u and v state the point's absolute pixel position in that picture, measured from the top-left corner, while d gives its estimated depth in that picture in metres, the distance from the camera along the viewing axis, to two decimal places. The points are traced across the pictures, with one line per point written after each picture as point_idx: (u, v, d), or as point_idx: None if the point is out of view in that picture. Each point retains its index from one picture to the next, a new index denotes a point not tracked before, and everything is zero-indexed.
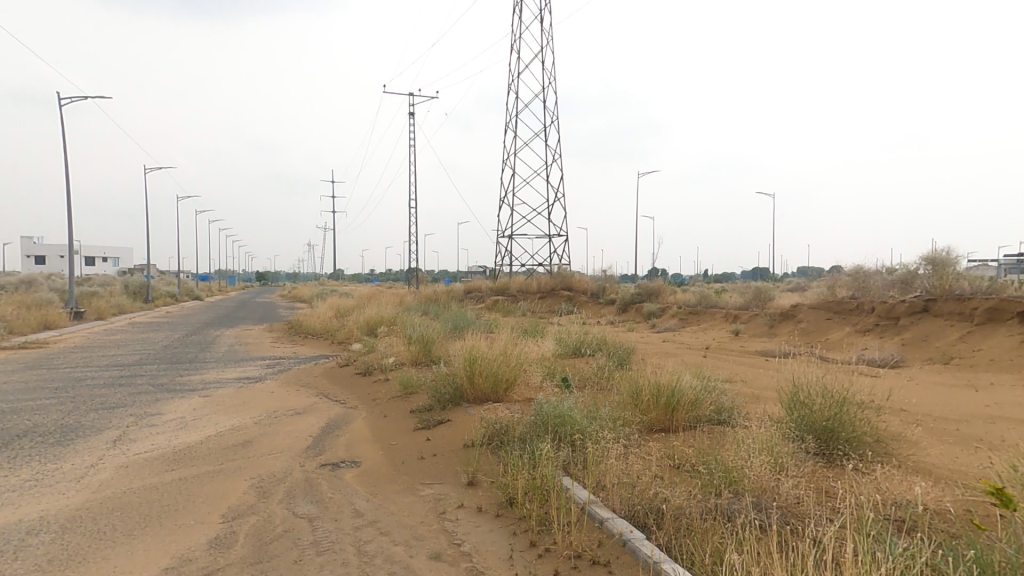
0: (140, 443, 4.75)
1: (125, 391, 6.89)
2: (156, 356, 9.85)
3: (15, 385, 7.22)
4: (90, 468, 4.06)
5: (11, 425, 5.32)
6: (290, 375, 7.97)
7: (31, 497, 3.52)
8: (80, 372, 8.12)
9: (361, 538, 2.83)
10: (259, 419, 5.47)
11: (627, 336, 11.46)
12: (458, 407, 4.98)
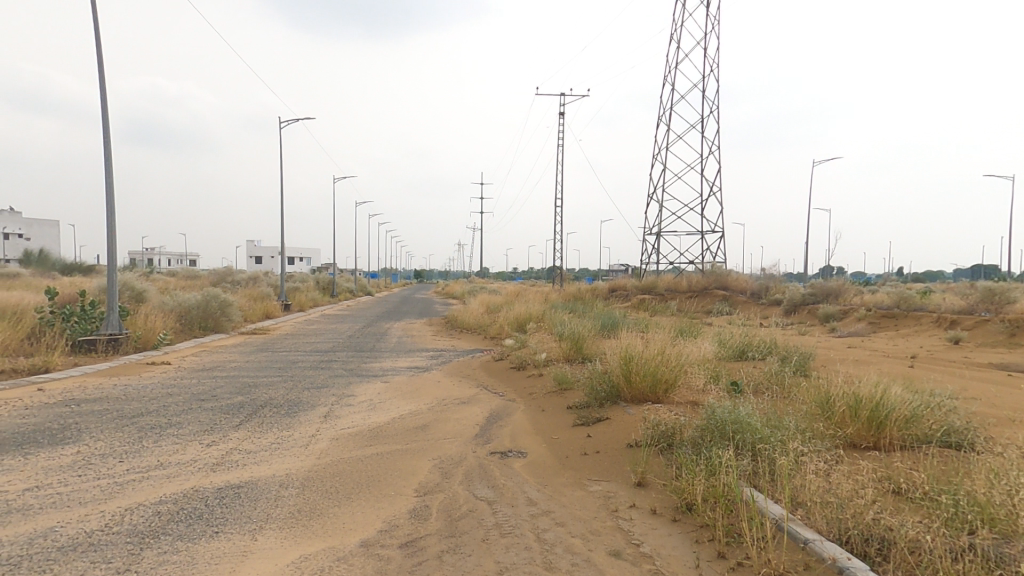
0: (343, 419, 5.55)
1: (326, 372, 8.08)
2: (345, 344, 11.37)
3: (250, 363, 8.92)
4: (311, 438, 4.89)
5: (253, 396, 6.63)
6: (452, 366, 8.65)
7: (276, 458, 4.44)
8: (291, 355, 9.70)
9: (539, 526, 2.98)
10: (432, 405, 6.04)
11: (802, 340, 10.46)
12: (614, 405, 4.98)
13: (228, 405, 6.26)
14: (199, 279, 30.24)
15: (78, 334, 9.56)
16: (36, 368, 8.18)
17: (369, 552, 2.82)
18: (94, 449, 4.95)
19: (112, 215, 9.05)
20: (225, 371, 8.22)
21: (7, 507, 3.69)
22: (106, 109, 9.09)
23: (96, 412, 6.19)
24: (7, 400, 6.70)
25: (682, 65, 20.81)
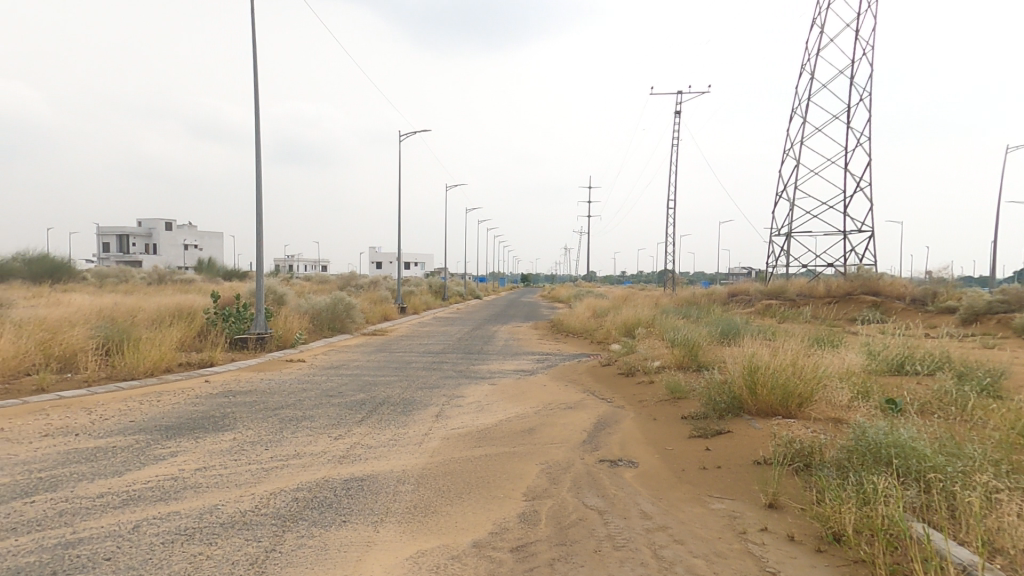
0: (453, 419, 5.77)
1: (437, 373, 8.47)
2: (456, 346, 11.85)
3: (372, 362, 9.63)
4: (424, 437, 5.14)
5: (374, 393, 7.14)
6: (558, 370, 8.65)
7: (394, 454, 4.72)
8: (407, 356, 10.31)
9: (655, 541, 2.87)
10: (538, 409, 6.08)
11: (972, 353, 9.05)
12: (736, 418, 4.67)
13: (352, 401, 6.79)
14: (329, 283, 33.34)
15: (234, 333, 10.96)
16: (204, 362, 9.59)
17: (480, 553, 2.89)
18: (247, 436, 5.64)
19: (261, 228, 10.26)
20: (351, 369, 8.95)
21: (183, 483, 4.35)
22: (259, 134, 10.35)
23: (247, 403, 7.07)
24: (182, 389, 7.88)
25: (832, 53, 19.82)
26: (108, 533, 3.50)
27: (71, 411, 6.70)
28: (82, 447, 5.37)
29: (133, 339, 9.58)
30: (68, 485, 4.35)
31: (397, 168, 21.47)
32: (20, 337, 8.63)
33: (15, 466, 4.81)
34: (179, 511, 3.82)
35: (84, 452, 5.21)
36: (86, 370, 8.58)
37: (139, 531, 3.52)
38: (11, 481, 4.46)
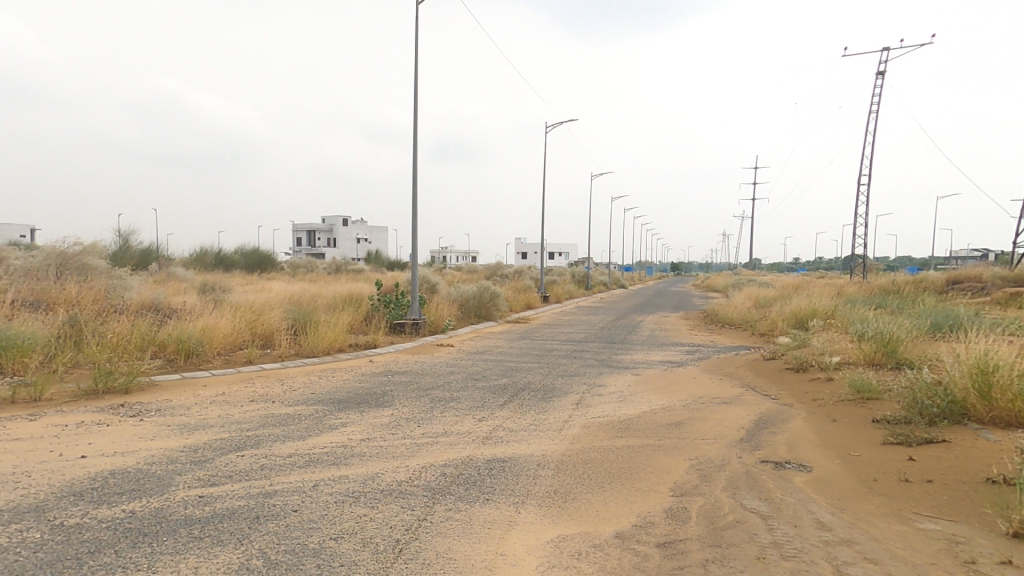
0: (594, 408, 5.72)
1: (578, 362, 8.48)
2: (598, 335, 11.75)
3: (515, 349, 9.97)
4: (564, 424, 5.18)
5: (517, 379, 7.37)
6: (710, 363, 8.12)
7: (535, 439, 4.82)
8: (549, 343, 10.48)
9: (837, 556, 2.54)
10: (687, 402, 5.77)
11: None
12: (957, 426, 4.02)
13: (495, 385, 7.10)
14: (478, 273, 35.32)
15: (393, 318, 12.11)
16: (369, 344, 10.77)
17: (623, 544, 2.82)
18: (403, 413, 6.20)
19: (417, 223, 11.15)
20: (495, 355, 9.37)
21: (351, 451, 4.93)
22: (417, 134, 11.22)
23: (404, 382, 7.79)
24: (352, 367, 8.95)
25: None
26: (295, 488, 4.11)
27: (270, 381, 7.99)
28: (277, 412, 6.37)
29: (314, 322, 11.11)
30: (266, 444, 5.19)
31: (543, 158, 23.21)
32: (234, 318, 10.50)
33: (230, 424, 5.87)
34: (349, 475, 4.33)
35: (277, 417, 6.17)
36: (280, 347, 10.15)
37: (318, 489, 4.07)
38: (227, 437, 5.44)
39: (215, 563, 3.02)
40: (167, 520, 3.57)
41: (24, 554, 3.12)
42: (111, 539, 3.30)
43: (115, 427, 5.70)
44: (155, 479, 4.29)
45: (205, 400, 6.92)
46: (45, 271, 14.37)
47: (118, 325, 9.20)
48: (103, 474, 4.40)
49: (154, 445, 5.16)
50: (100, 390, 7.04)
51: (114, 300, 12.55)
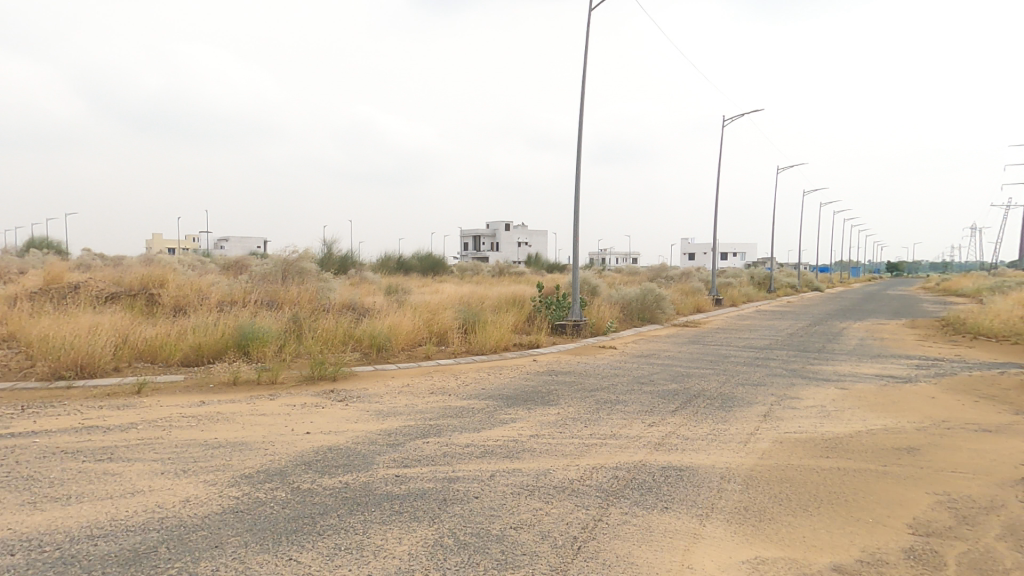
0: (787, 422, 5.26)
1: (764, 370, 7.85)
2: (781, 343, 10.68)
3: (682, 353, 9.55)
4: (751, 436, 4.85)
5: (687, 385, 7.07)
6: (949, 382, 6.88)
7: (716, 449, 4.59)
8: (727, 349, 9.84)
9: None
10: (922, 426, 5.00)
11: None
12: None
13: (666, 390, 6.92)
14: (644, 274, 34.58)
15: (555, 319, 12.43)
16: (532, 343, 11.21)
17: None
18: (569, 412, 6.36)
19: (577, 224, 11.33)
20: (662, 358, 9.10)
21: (523, 446, 5.21)
22: (581, 135, 11.43)
23: (568, 382, 7.97)
24: (518, 366, 9.42)
25: None
26: (474, 476, 4.48)
27: (446, 376, 8.78)
28: (453, 405, 6.98)
29: (482, 321, 11.91)
30: (447, 433, 5.72)
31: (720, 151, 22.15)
32: (414, 317, 11.74)
33: (415, 413, 6.59)
34: (523, 469, 4.59)
35: (455, 409, 6.76)
36: (452, 345, 11.07)
37: (495, 479, 4.38)
38: (414, 424, 6.12)
39: (415, 537, 3.44)
40: (373, 493, 4.16)
41: (275, 508, 3.89)
42: (334, 505, 3.95)
43: (329, 410, 6.77)
44: (361, 457, 5.01)
45: (394, 390, 7.86)
46: (274, 274, 17.57)
47: (327, 323, 10.90)
48: (323, 449, 5.27)
49: (359, 427, 6.02)
50: (316, 377, 8.41)
51: (323, 300, 14.88)
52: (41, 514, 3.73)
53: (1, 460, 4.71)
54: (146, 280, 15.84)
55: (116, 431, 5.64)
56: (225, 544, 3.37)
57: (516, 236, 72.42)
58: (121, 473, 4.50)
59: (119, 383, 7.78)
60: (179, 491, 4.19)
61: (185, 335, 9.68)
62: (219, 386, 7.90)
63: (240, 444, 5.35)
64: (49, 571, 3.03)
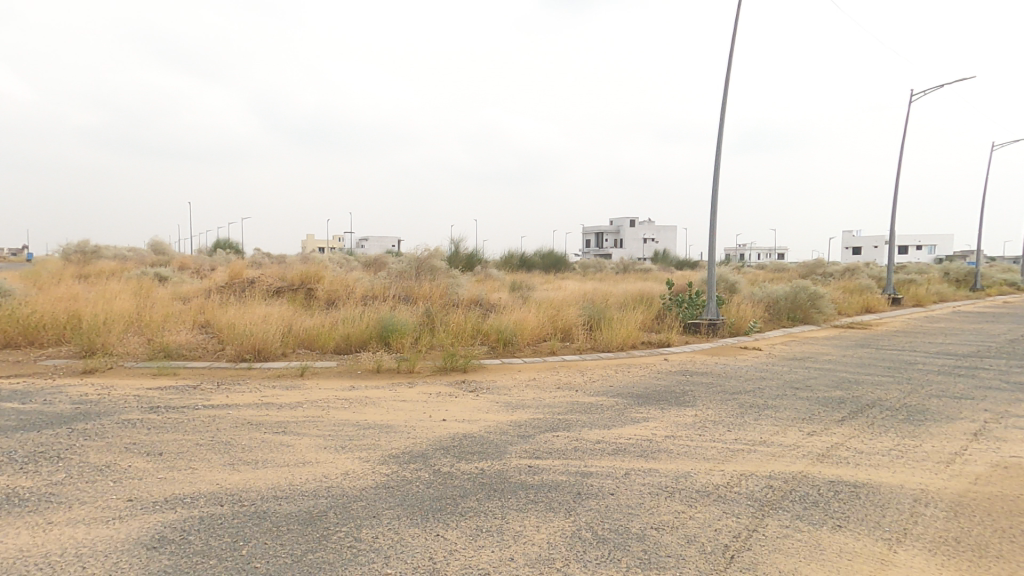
0: (1009, 444, 4.49)
1: (967, 382, 6.75)
2: (992, 351, 9.06)
3: (845, 358, 8.52)
4: (957, 457, 4.22)
5: (854, 394, 6.30)
6: None
7: (904, 468, 4.04)
8: (911, 355, 8.62)
9: None
10: None
11: None
12: None
13: (830, 396, 6.27)
14: (796, 271, 31.53)
15: (687, 317, 11.85)
16: (663, 342, 10.76)
17: None
18: (707, 415, 5.98)
19: (714, 219, 10.79)
20: (820, 363, 8.23)
21: (657, 446, 4.99)
22: (723, 122, 10.85)
23: (705, 384, 7.52)
24: (647, 364, 9.09)
25: None
26: (607, 472, 4.37)
27: (572, 371, 8.75)
28: (581, 401, 6.91)
29: (608, 319, 11.71)
30: (577, 428, 5.68)
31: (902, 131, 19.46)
32: (539, 313, 11.87)
33: (544, 407, 6.63)
34: (658, 470, 4.39)
35: (583, 405, 6.68)
36: (578, 341, 10.99)
37: (629, 477, 4.25)
38: (543, 417, 6.16)
39: (553, 526, 3.45)
40: (508, 481, 4.25)
41: (420, 487, 4.14)
42: (472, 489, 4.09)
43: (462, 399, 7.08)
44: (494, 446, 5.15)
45: (522, 383, 8.00)
46: (410, 271, 18.84)
47: (457, 317, 11.43)
48: (459, 436, 5.49)
49: (490, 417, 6.19)
50: (449, 368, 8.84)
51: (453, 296, 15.66)
52: (237, 474, 4.33)
53: (206, 426, 5.58)
54: (304, 277, 17.90)
55: (286, 408, 6.40)
56: (381, 515, 3.64)
57: (638, 232, 70.36)
58: (293, 445, 5.09)
59: (287, 367, 8.86)
60: (340, 465, 4.62)
61: (336, 325, 10.73)
62: (365, 372, 8.64)
63: (386, 427, 5.78)
64: (249, 523, 3.50)
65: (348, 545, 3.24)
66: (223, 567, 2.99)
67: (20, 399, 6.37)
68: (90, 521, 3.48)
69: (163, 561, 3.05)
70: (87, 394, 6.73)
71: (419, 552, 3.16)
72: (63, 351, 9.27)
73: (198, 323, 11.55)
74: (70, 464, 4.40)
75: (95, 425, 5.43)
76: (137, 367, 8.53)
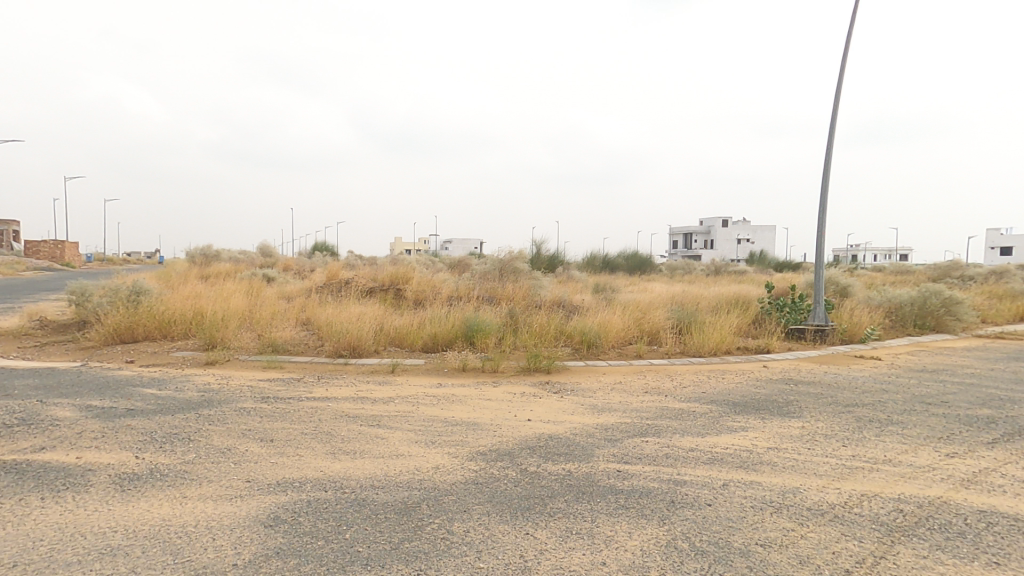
0: None
1: None
2: None
3: (992, 372, 7.66)
4: None
5: (1007, 413, 5.68)
6: None
7: None
8: None
9: None
10: None
11: None
12: None
13: (973, 415, 5.68)
14: (920, 274, 28.57)
15: (790, 323, 11.16)
16: (761, 349, 10.14)
17: None
18: (817, 428, 5.50)
19: (824, 222, 10.14)
20: (955, 377, 7.41)
21: (760, 458, 4.62)
22: (836, 114, 10.16)
23: (812, 394, 6.93)
24: (744, 371, 8.54)
25: None
26: (704, 482, 4.06)
27: (661, 376, 8.36)
28: (673, 406, 6.48)
29: (698, 322, 11.21)
30: (668, 434, 5.30)
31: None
32: (625, 316, 11.59)
33: (632, 411, 6.28)
34: (762, 483, 4.05)
35: (674, 411, 6.27)
36: (666, 344, 10.60)
37: (730, 489, 3.93)
38: (631, 421, 5.80)
39: (646, 534, 3.25)
40: (598, 484, 4.02)
41: (507, 484, 4.01)
42: (561, 490, 3.91)
43: (547, 400, 6.93)
44: (581, 448, 4.90)
45: (608, 386, 7.71)
46: (494, 273, 19.15)
47: (540, 318, 11.44)
48: (544, 436, 5.29)
49: (576, 419, 5.94)
50: (532, 368, 8.82)
51: (535, 297, 15.71)
52: (339, 463, 4.48)
53: (310, 417, 5.94)
54: (394, 278, 18.76)
55: (379, 402, 6.65)
56: (472, 510, 3.56)
57: (728, 233, 66.94)
58: (387, 438, 5.17)
59: (380, 364, 9.28)
60: (430, 459, 4.60)
61: (424, 325, 11.11)
62: (452, 371, 8.84)
63: (472, 424, 5.72)
64: (349, 509, 3.57)
65: (441, 537, 3.20)
66: (328, 549, 3.04)
67: (157, 386, 7.20)
68: (216, 497, 3.75)
69: (278, 538, 3.16)
70: (210, 383, 7.48)
71: (510, 550, 3.06)
72: (189, 344, 10.33)
73: (300, 321, 12.44)
74: (197, 445, 4.84)
75: (217, 412, 6.01)
76: (249, 360, 9.32)
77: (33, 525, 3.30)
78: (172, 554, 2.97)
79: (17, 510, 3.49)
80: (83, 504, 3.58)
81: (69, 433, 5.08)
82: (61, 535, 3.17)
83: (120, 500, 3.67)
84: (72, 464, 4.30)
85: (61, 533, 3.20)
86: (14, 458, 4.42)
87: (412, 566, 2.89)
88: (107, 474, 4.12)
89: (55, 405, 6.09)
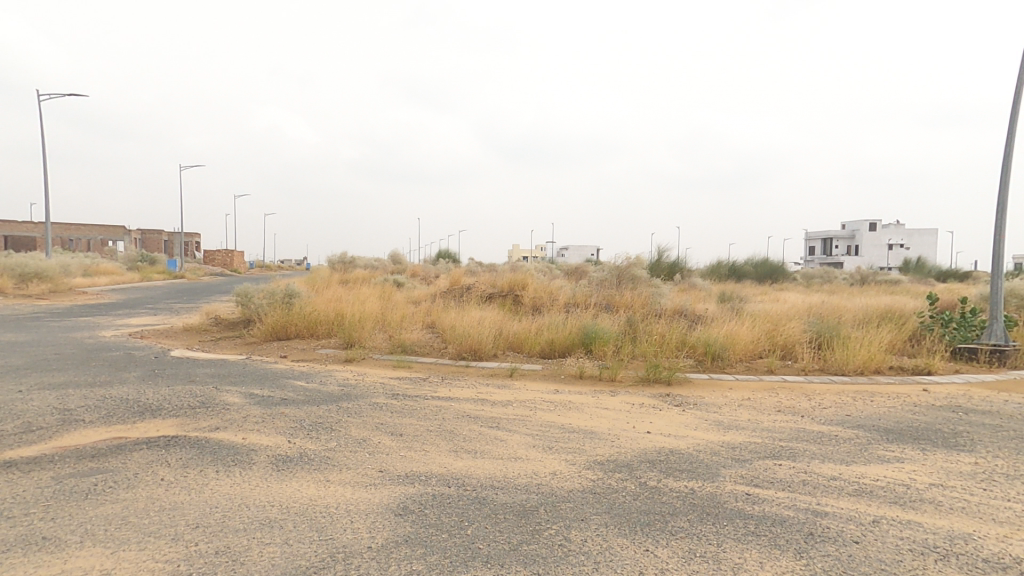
0: None
1: None
2: None
3: None
4: None
5: None
6: None
7: None
8: None
9: None
10: None
11: None
12: None
13: None
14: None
15: (958, 340, 9.76)
16: (920, 369, 8.96)
17: None
18: (995, 466, 4.79)
19: (1002, 223, 8.75)
20: None
21: (919, 495, 4.15)
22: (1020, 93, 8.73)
23: (988, 427, 6.01)
24: (899, 395, 7.59)
25: None
26: (848, 517, 3.77)
27: (795, 395, 7.73)
28: (809, 429, 6.01)
29: (842, 337, 10.17)
30: (804, 459, 4.96)
31: None
32: (755, 327, 10.86)
33: (761, 430, 5.93)
34: (922, 523, 3.66)
35: (811, 433, 5.81)
36: (803, 360, 9.77)
37: (881, 527, 3.61)
38: (761, 442, 5.50)
39: (778, 565, 3.12)
40: (724, 506, 3.91)
41: (627, 497, 4.05)
42: (684, 508, 3.87)
43: (667, 413, 6.76)
44: (705, 466, 4.77)
45: (734, 402, 7.33)
46: (610, 280, 18.93)
47: (661, 328, 11.12)
48: (665, 450, 5.24)
49: (699, 435, 5.75)
50: (651, 379, 8.60)
51: (656, 305, 15.24)
52: (461, 461, 4.83)
53: (436, 414, 6.43)
54: (512, 285, 19.35)
55: (499, 405, 6.97)
56: (590, 520, 3.67)
57: (879, 239, 59.79)
58: (507, 441, 5.43)
59: (499, 368, 9.68)
60: (548, 464, 4.78)
61: (542, 331, 11.35)
62: (568, 378, 8.96)
63: (589, 433, 5.79)
64: (472, 506, 3.86)
65: (558, 543, 3.35)
66: (451, 543, 3.34)
67: (306, 379, 8.24)
68: (355, 484, 4.25)
69: (407, 527, 3.53)
70: (348, 379, 8.38)
71: (629, 564, 3.13)
72: (332, 343, 11.59)
73: (427, 325, 13.37)
74: (339, 434, 5.50)
75: (356, 405, 6.73)
76: (382, 359, 10.23)
77: (211, 493, 4.01)
78: (318, 532, 3.45)
79: (198, 479, 4.27)
80: (248, 479, 4.28)
81: (237, 416, 6.05)
82: (231, 505, 3.81)
83: (276, 478, 4.32)
84: (240, 444, 5.13)
85: (232, 503, 3.85)
86: (197, 435, 5.35)
87: (530, 569, 3.07)
88: (267, 455, 4.86)
89: (227, 391, 7.25)
